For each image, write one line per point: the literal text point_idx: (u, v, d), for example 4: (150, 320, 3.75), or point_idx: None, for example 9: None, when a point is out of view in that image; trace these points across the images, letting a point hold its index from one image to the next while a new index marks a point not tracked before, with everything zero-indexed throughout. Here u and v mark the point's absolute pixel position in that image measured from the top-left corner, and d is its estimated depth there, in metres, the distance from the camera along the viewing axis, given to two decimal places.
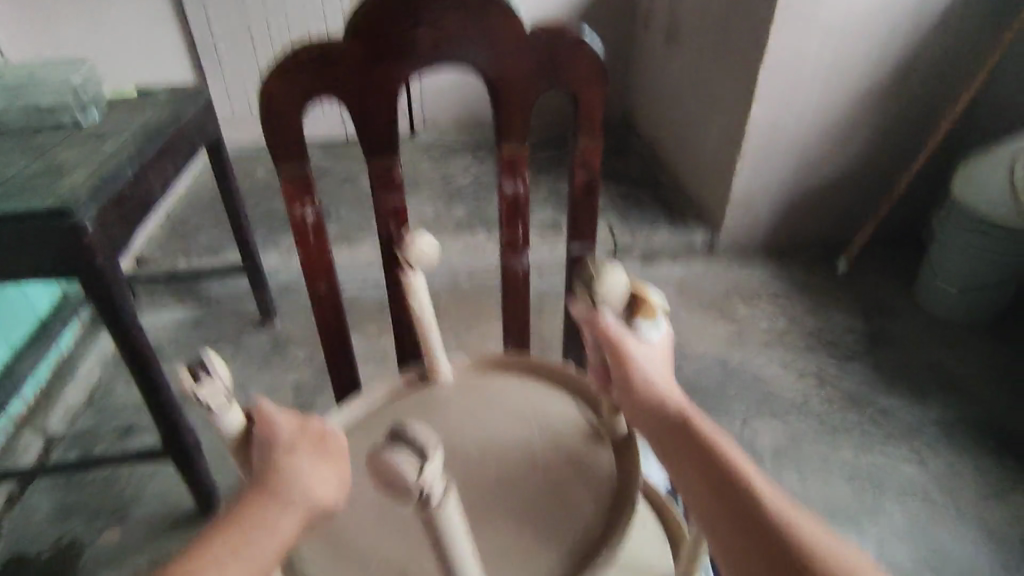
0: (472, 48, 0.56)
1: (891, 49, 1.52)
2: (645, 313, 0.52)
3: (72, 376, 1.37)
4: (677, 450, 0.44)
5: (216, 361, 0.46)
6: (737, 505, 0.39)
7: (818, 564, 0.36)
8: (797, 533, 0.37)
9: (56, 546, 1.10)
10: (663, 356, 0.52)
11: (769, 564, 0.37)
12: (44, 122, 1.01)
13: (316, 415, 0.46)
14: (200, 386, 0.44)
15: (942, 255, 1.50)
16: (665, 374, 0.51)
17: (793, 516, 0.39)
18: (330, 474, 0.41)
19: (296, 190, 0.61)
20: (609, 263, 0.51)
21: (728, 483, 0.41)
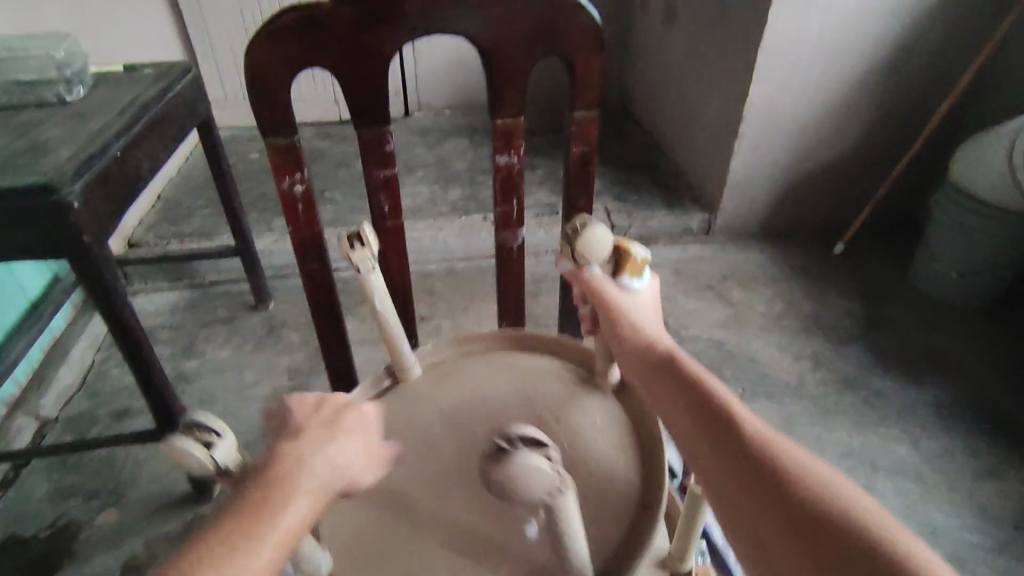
0: (465, 14, 0.54)
1: (892, 26, 1.50)
2: (631, 268, 0.59)
3: (64, 359, 1.36)
4: (667, 387, 0.51)
5: (210, 419, 0.50)
6: (726, 434, 0.45)
7: (787, 469, 0.42)
8: (767, 444, 0.43)
9: (51, 528, 1.09)
10: (649, 306, 0.60)
11: (744, 469, 0.42)
12: (27, 98, 0.98)
13: (327, 397, 0.51)
14: (215, 448, 0.48)
15: (940, 237, 1.49)
16: (652, 322, 0.59)
17: (778, 439, 0.44)
18: (351, 447, 0.48)
19: (285, 163, 0.59)
20: (591, 222, 0.58)
21: (718, 413, 0.46)
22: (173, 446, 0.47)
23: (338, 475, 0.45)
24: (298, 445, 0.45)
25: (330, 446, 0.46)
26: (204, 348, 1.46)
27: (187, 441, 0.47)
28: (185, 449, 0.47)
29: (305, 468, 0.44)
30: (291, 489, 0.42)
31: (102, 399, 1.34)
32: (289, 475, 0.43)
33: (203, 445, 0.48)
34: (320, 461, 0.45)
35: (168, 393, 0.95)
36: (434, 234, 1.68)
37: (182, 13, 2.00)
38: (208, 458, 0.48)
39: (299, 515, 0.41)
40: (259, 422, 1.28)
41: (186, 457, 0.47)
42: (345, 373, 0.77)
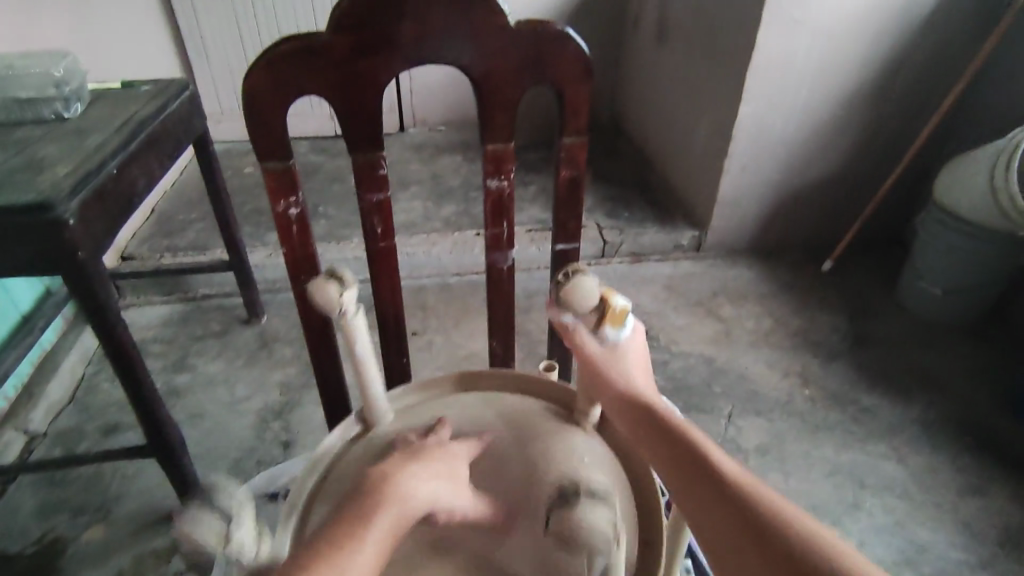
0: (458, 44, 0.56)
1: (877, 50, 1.53)
2: (610, 320, 0.58)
3: (54, 372, 1.35)
4: (653, 438, 0.51)
5: (226, 494, 0.52)
6: (714, 485, 0.45)
7: (774, 526, 0.42)
8: (755, 499, 0.43)
9: (37, 544, 1.08)
10: (635, 353, 0.61)
11: (735, 525, 0.43)
12: (24, 114, 1.00)
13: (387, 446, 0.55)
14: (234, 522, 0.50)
15: (926, 257, 1.52)
16: (637, 370, 0.60)
17: (768, 495, 0.44)
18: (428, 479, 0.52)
19: (281, 186, 0.61)
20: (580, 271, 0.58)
21: (704, 463, 0.47)
22: (190, 523, 0.49)
23: (426, 495, 0.52)
24: (392, 468, 0.52)
25: (418, 472, 0.53)
26: (196, 362, 1.46)
27: (206, 520, 0.49)
28: (204, 527, 0.48)
29: (399, 485, 0.50)
30: (384, 502, 0.48)
31: (92, 413, 1.33)
32: (382, 491, 0.49)
33: (221, 521, 0.50)
34: (414, 483, 0.51)
35: (160, 408, 0.95)
36: (427, 249, 1.69)
37: (179, 29, 2.02)
38: (224, 535, 0.49)
39: (388, 526, 0.47)
40: (250, 437, 1.28)
41: (202, 535, 0.48)
42: (336, 390, 0.77)
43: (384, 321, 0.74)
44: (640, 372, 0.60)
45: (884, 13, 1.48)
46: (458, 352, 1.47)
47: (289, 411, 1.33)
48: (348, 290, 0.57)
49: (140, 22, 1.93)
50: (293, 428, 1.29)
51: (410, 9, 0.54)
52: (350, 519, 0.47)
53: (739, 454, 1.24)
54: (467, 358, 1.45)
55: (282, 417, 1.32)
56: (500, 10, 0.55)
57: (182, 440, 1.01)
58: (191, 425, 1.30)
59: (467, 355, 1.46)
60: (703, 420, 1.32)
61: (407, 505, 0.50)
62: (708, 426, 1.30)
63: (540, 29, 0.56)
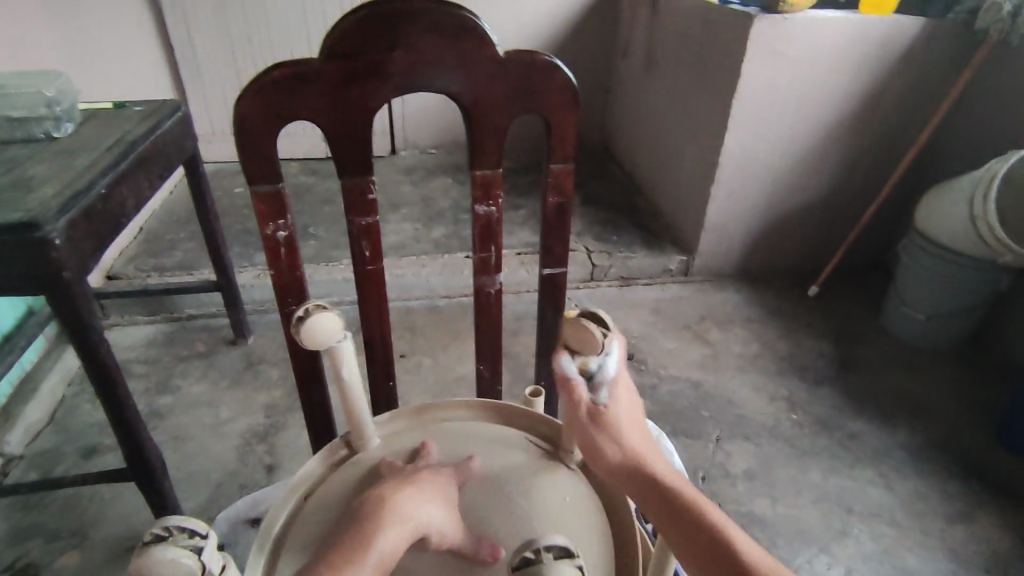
0: (447, 74, 0.57)
1: (857, 83, 1.58)
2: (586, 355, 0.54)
3: (34, 393, 1.33)
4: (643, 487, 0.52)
5: (188, 522, 0.45)
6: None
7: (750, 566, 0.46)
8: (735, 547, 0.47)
9: (8, 572, 1.05)
10: (629, 398, 0.57)
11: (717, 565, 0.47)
12: (14, 134, 0.99)
13: (379, 489, 0.55)
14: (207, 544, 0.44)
15: (910, 283, 1.54)
16: (636, 421, 0.57)
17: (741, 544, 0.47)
18: (423, 510, 0.53)
19: (270, 210, 0.61)
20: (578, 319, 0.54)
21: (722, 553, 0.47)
22: (158, 558, 0.41)
23: (422, 517, 0.53)
24: (389, 493, 0.55)
25: (416, 494, 0.54)
26: (180, 383, 1.44)
27: (176, 549, 0.42)
28: (176, 558, 0.41)
29: (396, 507, 0.53)
30: (382, 524, 0.51)
31: (71, 435, 1.31)
32: (379, 513, 0.52)
33: (193, 551, 0.43)
34: (408, 508, 0.53)
35: (141, 429, 0.93)
36: (417, 271, 1.69)
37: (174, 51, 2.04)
38: (199, 565, 0.42)
39: (385, 549, 0.50)
40: (233, 461, 1.26)
41: (174, 569, 0.41)
42: (321, 413, 0.76)
43: (372, 344, 0.73)
44: (639, 421, 0.57)
45: (864, 48, 1.52)
46: (446, 374, 1.47)
47: (274, 434, 1.32)
48: (336, 324, 0.57)
49: (134, 43, 1.95)
50: (277, 451, 1.28)
51: (401, 39, 0.54)
52: (349, 541, 0.50)
53: (728, 480, 1.23)
54: (456, 381, 1.44)
55: (267, 440, 1.30)
56: (490, 40, 0.56)
57: (163, 463, 1.00)
58: (173, 447, 1.28)
59: (455, 378, 1.46)
60: (692, 445, 1.31)
61: (405, 525, 0.52)
62: (696, 451, 1.30)
63: (528, 59, 0.58)
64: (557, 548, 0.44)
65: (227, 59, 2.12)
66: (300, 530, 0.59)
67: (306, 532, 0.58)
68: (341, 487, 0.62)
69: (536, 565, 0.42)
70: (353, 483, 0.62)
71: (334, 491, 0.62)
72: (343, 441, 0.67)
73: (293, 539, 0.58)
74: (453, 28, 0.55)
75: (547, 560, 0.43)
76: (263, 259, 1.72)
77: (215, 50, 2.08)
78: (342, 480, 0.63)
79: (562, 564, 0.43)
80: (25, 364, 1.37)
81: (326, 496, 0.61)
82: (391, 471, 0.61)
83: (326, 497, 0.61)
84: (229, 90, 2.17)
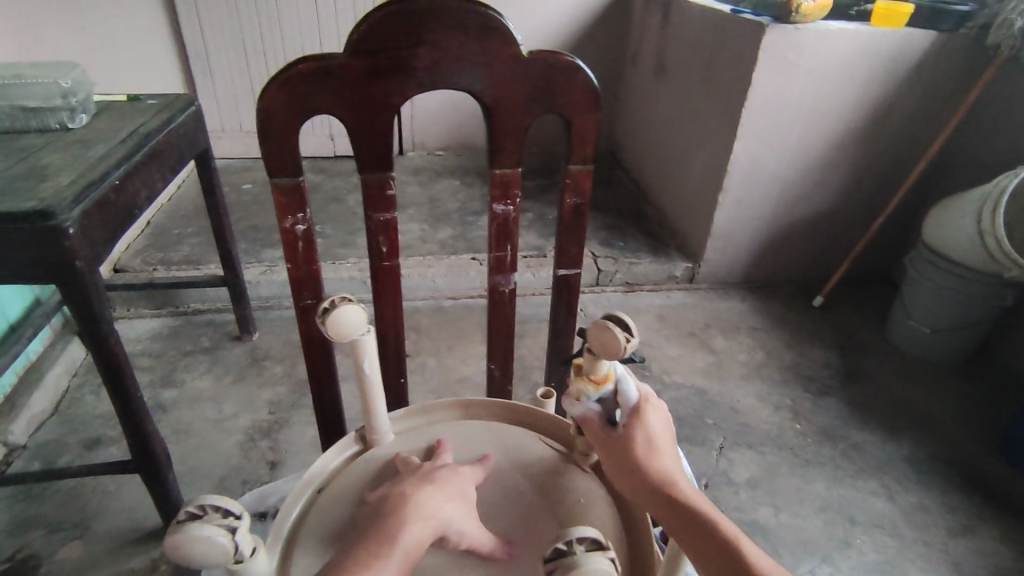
0: (471, 71, 0.57)
1: (867, 95, 1.58)
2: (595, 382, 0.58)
3: (39, 384, 1.32)
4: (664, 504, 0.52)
5: (222, 500, 0.45)
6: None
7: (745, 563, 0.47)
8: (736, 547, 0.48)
9: (9, 561, 1.04)
10: (660, 420, 0.59)
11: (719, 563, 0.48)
12: (29, 124, 1.00)
13: (401, 487, 0.55)
14: (238, 524, 0.45)
15: (916, 295, 1.54)
16: (665, 442, 0.58)
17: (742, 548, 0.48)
18: (443, 507, 0.53)
19: (290, 202, 0.61)
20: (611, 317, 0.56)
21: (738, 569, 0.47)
22: (193, 536, 0.42)
23: (443, 515, 0.53)
24: (410, 490, 0.55)
25: (436, 492, 0.55)
26: (183, 378, 1.44)
27: (212, 528, 0.43)
28: (210, 538, 0.42)
29: (418, 504, 0.53)
30: (405, 520, 0.51)
31: (74, 426, 1.31)
32: (401, 510, 0.52)
33: (227, 530, 0.44)
34: (430, 505, 0.53)
35: (147, 421, 0.93)
36: (422, 272, 1.70)
37: (185, 46, 2.05)
38: (232, 544, 0.44)
39: (410, 543, 0.50)
40: (236, 456, 1.25)
41: (208, 546, 0.42)
42: (330, 409, 0.76)
43: (384, 339, 0.73)
44: (668, 441, 0.58)
45: (876, 60, 1.53)
46: (449, 374, 1.46)
47: (277, 430, 1.32)
48: (361, 317, 0.57)
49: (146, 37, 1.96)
50: (280, 447, 1.27)
51: (425, 36, 0.55)
52: (373, 536, 0.50)
53: (730, 488, 1.23)
54: (459, 382, 1.44)
55: (269, 436, 1.30)
56: (514, 39, 0.56)
57: (168, 456, 1.00)
58: (175, 441, 1.28)
59: (459, 379, 1.45)
60: (695, 452, 1.31)
61: (428, 521, 0.52)
62: (700, 458, 1.30)
63: (551, 58, 0.58)
64: (588, 541, 0.43)
65: (239, 56, 2.12)
66: (316, 524, 0.59)
67: (323, 526, 0.59)
68: (356, 481, 0.63)
69: (568, 556, 0.42)
70: (367, 479, 0.63)
71: (349, 486, 0.62)
72: (356, 437, 0.68)
73: (309, 534, 0.58)
74: (479, 26, 0.55)
75: (580, 551, 0.42)
76: (270, 255, 1.72)
77: (226, 46, 2.09)
78: (357, 475, 0.63)
79: (594, 555, 0.42)
80: (30, 354, 1.37)
81: (342, 491, 0.62)
82: (407, 466, 0.61)
83: (342, 491, 0.62)
84: (239, 86, 2.17)
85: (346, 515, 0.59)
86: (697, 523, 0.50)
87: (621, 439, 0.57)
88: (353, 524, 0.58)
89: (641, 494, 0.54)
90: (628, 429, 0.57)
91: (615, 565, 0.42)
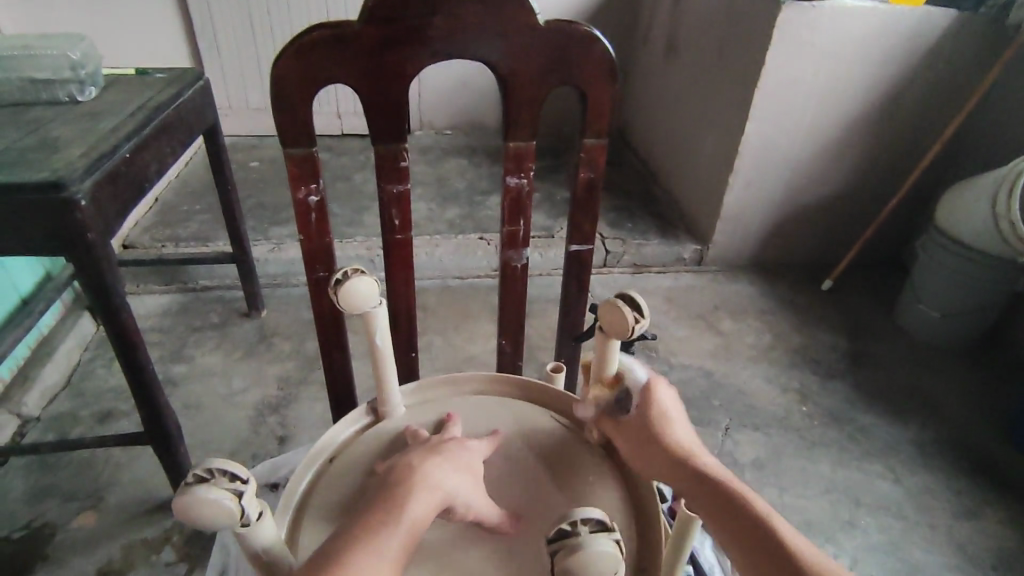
0: (486, 41, 0.56)
1: (883, 74, 1.55)
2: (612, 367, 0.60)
3: (50, 357, 1.34)
4: (686, 479, 0.53)
5: (229, 464, 0.46)
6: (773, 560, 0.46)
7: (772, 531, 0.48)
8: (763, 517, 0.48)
9: (24, 530, 1.06)
10: (673, 398, 0.59)
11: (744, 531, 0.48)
12: (39, 96, 0.99)
13: (407, 460, 0.56)
14: (245, 487, 0.45)
15: (927, 278, 1.53)
16: (680, 421, 0.58)
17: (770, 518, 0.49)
18: (451, 480, 0.54)
19: (302, 173, 0.61)
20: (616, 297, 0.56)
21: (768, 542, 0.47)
22: (201, 498, 0.43)
23: (449, 487, 0.53)
24: (417, 462, 0.55)
25: (443, 464, 0.55)
26: (192, 353, 1.45)
27: (218, 492, 0.43)
28: (218, 501, 0.43)
29: (425, 475, 0.53)
30: (412, 491, 0.51)
31: (86, 399, 1.32)
32: (408, 481, 0.52)
33: (233, 494, 0.44)
34: (437, 477, 0.53)
35: (159, 394, 0.94)
36: (430, 250, 1.69)
37: (191, 21, 2.03)
38: (239, 508, 0.44)
39: (416, 515, 0.50)
40: (246, 430, 1.27)
41: (216, 509, 0.43)
42: (341, 381, 0.77)
43: (396, 313, 0.73)
44: (683, 418, 0.58)
45: (893, 39, 1.50)
46: (457, 353, 1.47)
47: (286, 406, 1.33)
48: (373, 289, 0.57)
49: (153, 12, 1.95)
50: (290, 422, 1.29)
51: (440, 4, 0.54)
52: (378, 506, 0.50)
53: (736, 469, 1.24)
54: (467, 361, 1.45)
55: (278, 412, 1.31)
56: (531, 9, 0.55)
57: (179, 429, 1.01)
58: (185, 415, 1.29)
59: (467, 358, 1.46)
60: (702, 432, 1.32)
61: (433, 493, 0.52)
62: (706, 438, 1.30)
63: (568, 28, 0.57)
64: (593, 522, 0.43)
65: (246, 31, 2.10)
66: (325, 493, 0.60)
67: (332, 494, 0.59)
68: (366, 452, 0.63)
69: (572, 537, 0.42)
70: (378, 450, 0.63)
71: (358, 457, 0.63)
72: (368, 409, 0.68)
73: (319, 502, 0.59)
74: None
75: (585, 533, 0.42)
76: (279, 233, 1.72)
77: (233, 21, 2.06)
78: (367, 447, 0.64)
79: (599, 537, 0.42)
80: (42, 328, 1.39)
81: (351, 462, 0.62)
82: (417, 439, 0.62)
83: (352, 461, 0.62)
84: (245, 61, 2.15)
85: (356, 484, 0.60)
86: (719, 492, 0.50)
87: (643, 417, 0.57)
88: (361, 495, 0.59)
89: (664, 473, 0.55)
90: (643, 408, 0.58)
91: (620, 547, 0.42)
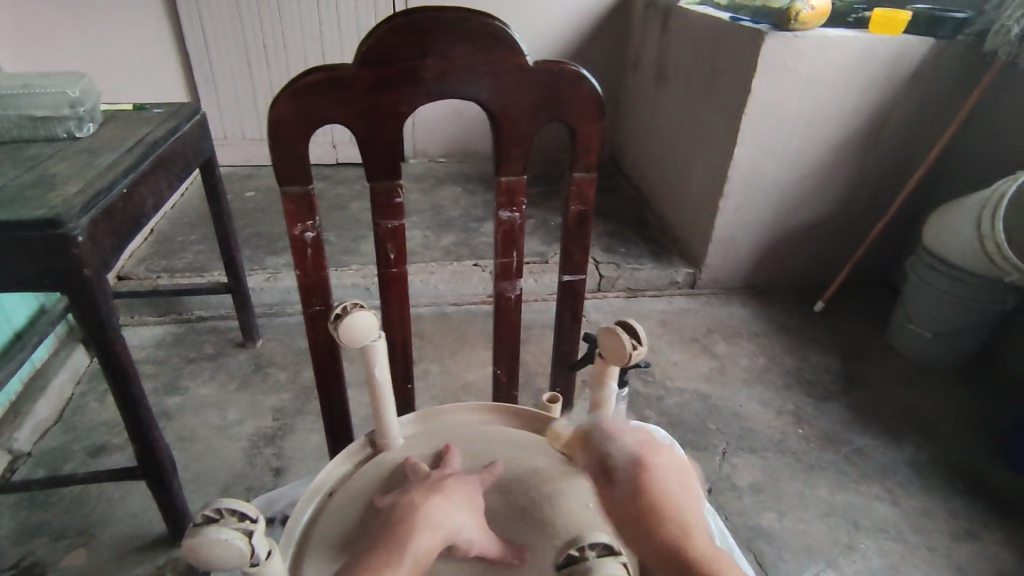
0: (478, 81, 0.58)
1: (865, 101, 1.59)
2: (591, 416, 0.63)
3: (43, 391, 1.33)
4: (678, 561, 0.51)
5: (238, 503, 0.46)
6: None
7: None
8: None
9: (14, 569, 1.04)
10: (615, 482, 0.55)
11: None
12: (38, 134, 1.01)
13: (408, 497, 0.56)
14: (255, 525, 0.46)
15: (917, 300, 1.55)
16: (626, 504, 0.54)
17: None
18: (454, 517, 0.54)
19: (299, 210, 0.62)
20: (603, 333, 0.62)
21: None
22: (212, 539, 0.43)
23: (452, 524, 0.54)
24: (419, 498, 0.55)
25: (444, 501, 0.55)
26: (187, 384, 1.45)
27: (229, 532, 0.44)
28: (228, 541, 0.43)
29: (428, 512, 0.54)
30: (414, 530, 0.52)
31: (78, 433, 1.31)
32: (410, 519, 0.53)
33: (243, 533, 0.45)
34: (440, 514, 0.54)
35: (153, 428, 0.94)
36: (426, 278, 1.70)
37: (188, 53, 2.07)
38: (249, 547, 0.45)
39: (419, 553, 0.50)
40: (240, 462, 1.26)
41: (226, 549, 0.43)
42: (337, 412, 0.77)
43: (392, 343, 0.74)
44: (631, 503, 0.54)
45: (876, 66, 1.54)
46: (453, 381, 1.46)
47: (281, 437, 1.32)
48: (372, 324, 0.58)
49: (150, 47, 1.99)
50: (285, 453, 1.28)
51: (433, 46, 0.56)
52: (381, 547, 0.50)
53: (733, 493, 1.24)
54: (463, 388, 1.44)
55: (274, 443, 1.30)
56: (519, 50, 0.57)
57: (173, 462, 1.00)
58: (179, 448, 1.28)
59: (463, 385, 1.46)
60: (698, 457, 1.32)
61: (437, 531, 0.52)
62: (703, 462, 1.30)
63: (555, 67, 0.59)
64: (598, 547, 0.45)
65: (242, 64, 2.14)
66: (324, 529, 0.60)
67: (332, 529, 0.59)
68: (364, 484, 0.63)
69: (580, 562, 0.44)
70: (377, 481, 0.63)
71: (359, 489, 0.63)
72: (367, 441, 0.68)
73: (319, 537, 0.59)
74: (485, 36, 0.56)
75: (592, 556, 0.44)
76: (275, 262, 1.73)
77: (230, 56, 2.11)
78: (367, 479, 0.64)
79: (607, 561, 0.44)
80: (36, 361, 1.38)
81: (351, 494, 0.63)
82: (416, 472, 0.62)
83: (351, 494, 0.62)
84: (241, 94, 2.19)
85: (356, 518, 0.60)
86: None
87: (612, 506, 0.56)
88: (363, 529, 0.59)
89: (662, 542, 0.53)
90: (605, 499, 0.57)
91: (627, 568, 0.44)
